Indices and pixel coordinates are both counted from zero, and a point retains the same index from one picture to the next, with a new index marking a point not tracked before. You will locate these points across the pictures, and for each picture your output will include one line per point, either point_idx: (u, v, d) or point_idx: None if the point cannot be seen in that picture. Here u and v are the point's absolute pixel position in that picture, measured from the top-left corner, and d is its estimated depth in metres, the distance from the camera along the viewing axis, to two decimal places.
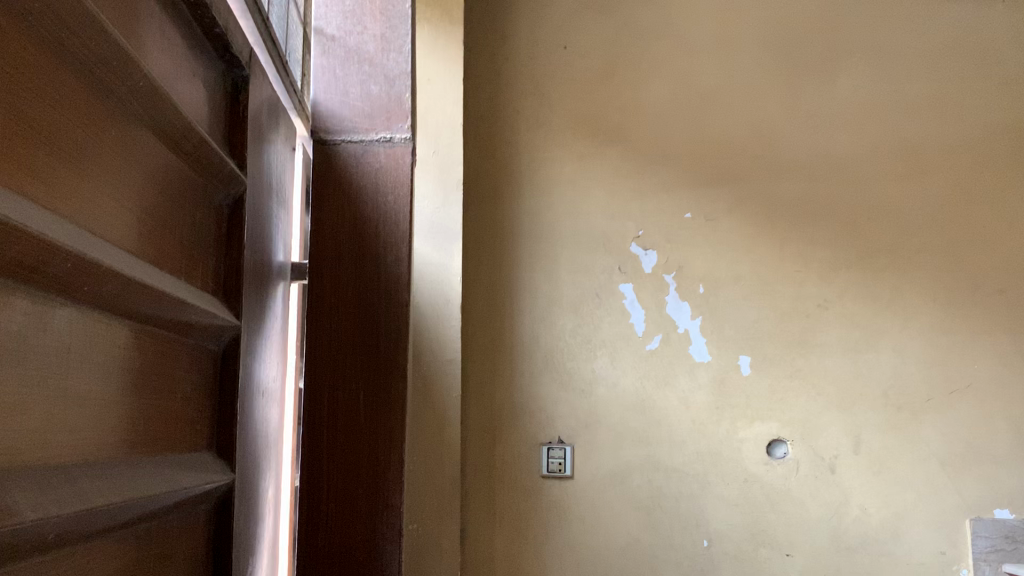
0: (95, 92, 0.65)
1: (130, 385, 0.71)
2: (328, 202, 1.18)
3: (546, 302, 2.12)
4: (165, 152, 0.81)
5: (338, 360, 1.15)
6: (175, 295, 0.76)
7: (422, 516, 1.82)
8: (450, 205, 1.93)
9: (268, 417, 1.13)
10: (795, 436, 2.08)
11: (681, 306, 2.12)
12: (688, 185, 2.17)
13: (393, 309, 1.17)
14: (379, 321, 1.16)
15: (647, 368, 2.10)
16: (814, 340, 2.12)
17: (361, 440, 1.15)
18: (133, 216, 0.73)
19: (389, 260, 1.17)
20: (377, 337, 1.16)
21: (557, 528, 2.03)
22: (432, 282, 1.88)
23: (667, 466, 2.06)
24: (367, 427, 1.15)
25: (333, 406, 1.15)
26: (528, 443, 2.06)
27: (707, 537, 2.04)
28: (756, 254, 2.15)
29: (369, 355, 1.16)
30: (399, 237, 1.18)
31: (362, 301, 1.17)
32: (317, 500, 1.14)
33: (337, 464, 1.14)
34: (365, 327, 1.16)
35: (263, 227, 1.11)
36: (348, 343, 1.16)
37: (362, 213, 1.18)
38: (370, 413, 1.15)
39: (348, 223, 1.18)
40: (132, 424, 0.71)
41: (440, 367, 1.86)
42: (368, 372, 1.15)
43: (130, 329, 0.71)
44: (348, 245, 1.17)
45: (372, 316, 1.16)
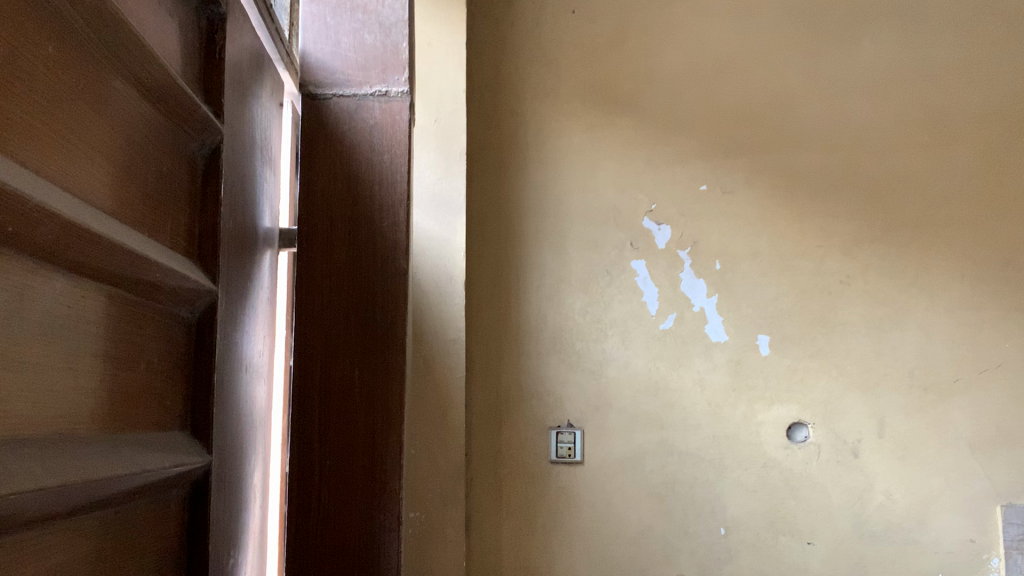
0: (48, 13, 0.56)
1: (87, 352, 0.62)
2: (319, 162, 1.08)
3: (554, 280, 2.02)
4: (136, 95, 0.71)
5: (331, 334, 1.06)
6: (144, 255, 0.67)
7: (426, 504, 1.73)
8: (453, 177, 1.82)
9: (255, 395, 1.03)
10: (817, 420, 1.98)
11: (695, 283, 2.02)
12: (703, 156, 2.07)
13: (390, 278, 1.07)
14: (375, 290, 1.07)
15: (660, 348, 2.00)
16: (835, 318, 2.02)
17: (357, 421, 1.05)
18: (98, 164, 0.64)
19: (385, 224, 1.07)
20: (374, 308, 1.06)
21: (567, 516, 1.94)
22: (434, 259, 1.79)
23: (682, 450, 1.97)
24: (362, 407, 1.05)
25: (326, 383, 1.05)
26: (536, 427, 1.97)
27: (724, 525, 1.95)
28: (774, 228, 2.04)
29: (365, 329, 1.06)
30: (396, 200, 1.08)
31: (356, 269, 1.07)
32: (309, 487, 1.04)
33: (330, 448, 1.05)
34: (360, 297, 1.06)
35: (246, 187, 1.01)
36: (341, 315, 1.06)
37: (356, 174, 1.08)
38: (366, 390, 1.05)
39: (341, 185, 1.08)
40: (82, 398, 0.61)
41: (443, 347, 1.77)
42: (363, 347, 1.06)
43: (87, 289, 0.62)
44: (341, 208, 1.07)
45: (367, 286, 1.07)
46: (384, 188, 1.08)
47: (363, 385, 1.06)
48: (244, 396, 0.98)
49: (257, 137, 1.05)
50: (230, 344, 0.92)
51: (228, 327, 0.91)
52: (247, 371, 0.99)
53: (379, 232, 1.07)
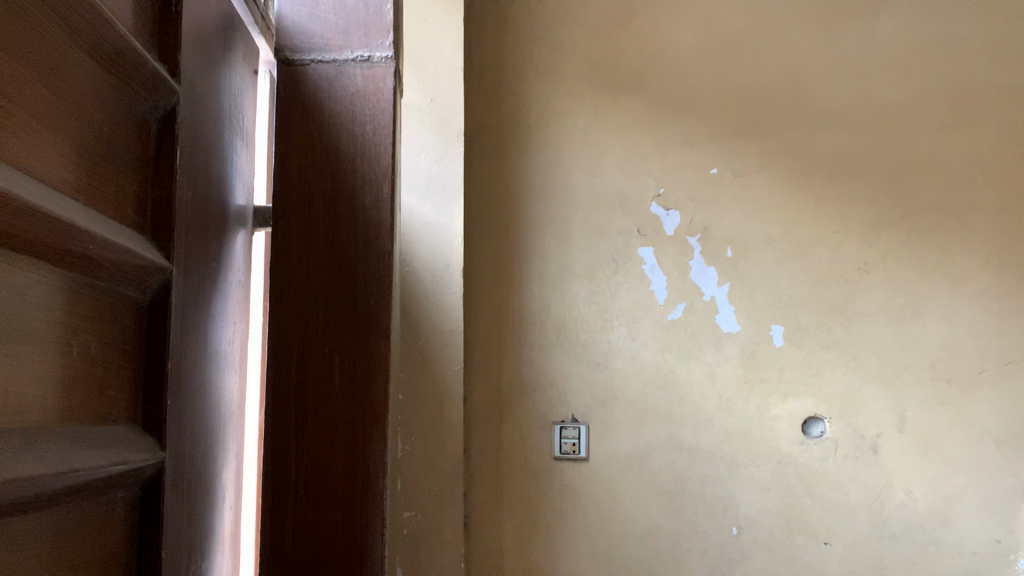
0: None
1: (30, 342, 0.57)
2: (296, 133, 0.99)
3: (557, 268, 1.94)
4: (96, 69, 0.66)
5: (310, 321, 0.97)
6: (95, 238, 0.62)
7: (423, 503, 1.64)
8: (450, 159, 1.74)
9: (226, 389, 0.94)
10: (834, 414, 1.89)
11: (706, 271, 1.93)
12: (714, 138, 1.97)
13: (373, 257, 0.98)
14: (357, 270, 0.98)
15: (669, 339, 1.91)
16: (853, 307, 1.92)
17: (336, 417, 0.96)
18: (51, 142, 0.59)
19: (367, 201, 0.98)
20: (355, 289, 0.98)
21: (570, 515, 1.86)
22: (431, 246, 1.70)
23: (691, 446, 1.87)
24: (342, 401, 0.97)
25: (304, 369, 0.97)
26: (539, 422, 1.88)
27: (736, 525, 1.85)
28: (789, 213, 1.95)
29: (345, 315, 0.97)
30: (380, 176, 0.99)
31: (336, 251, 0.98)
32: (286, 489, 0.96)
33: (309, 439, 0.96)
34: (340, 281, 0.98)
35: (215, 161, 0.92)
36: (320, 301, 0.98)
37: (337, 148, 0.99)
38: (347, 378, 0.97)
39: (321, 159, 0.99)
40: (25, 391, 0.56)
41: (440, 338, 1.68)
42: (344, 333, 0.97)
43: (32, 272, 0.57)
44: (320, 185, 0.99)
45: (347, 268, 0.98)
46: (366, 162, 0.99)
47: (343, 377, 0.97)
48: (213, 389, 0.90)
49: (229, 107, 0.96)
50: (195, 332, 0.83)
51: (192, 312, 0.82)
52: (216, 361, 0.91)
53: (361, 210, 0.98)
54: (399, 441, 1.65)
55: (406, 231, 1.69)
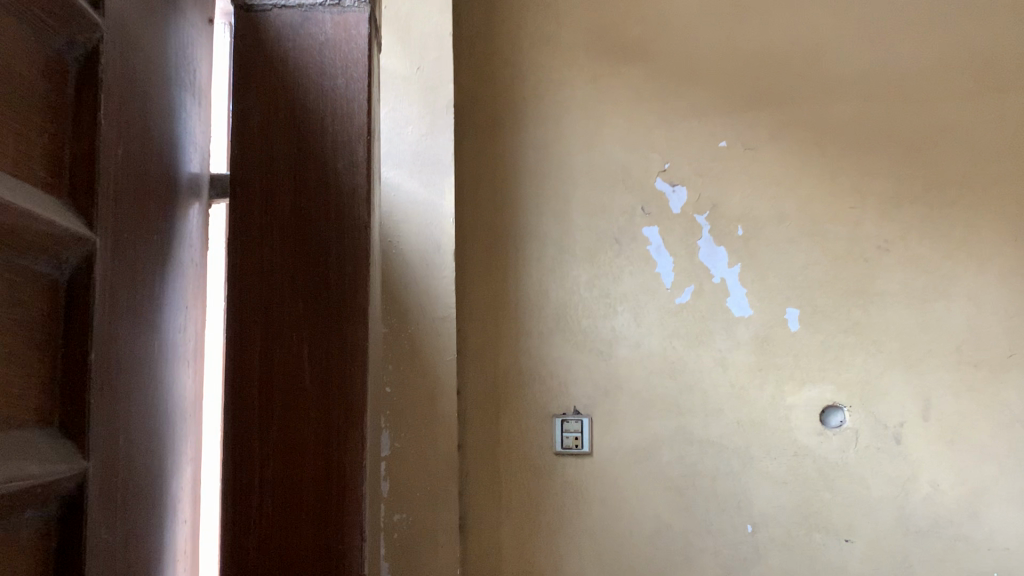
0: None
1: None
2: (255, 88, 0.79)
3: (556, 250, 1.81)
4: None
5: (271, 323, 0.77)
6: None
7: (414, 505, 1.52)
8: (440, 133, 1.60)
9: (175, 392, 0.80)
10: (854, 402, 1.76)
11: (715, 251, 1.80)
12: (722, 109, 1.84)
13: (347, 231, 0.78)
14: (329, 245, 0.77)
15: (677, 325, 1.78)
16: (873, 288, 1.79)
17: (306, 441, 0.76)
18: None
19: (338, 166, 0.78)
20: (328, 265, 0.77)
21: (573, 514, 1.73)
22: (420, 226, 1.57)
23: (702, 438, 1.75)
24: (314, 420, 0.76)
25: (268, 364, 0.76)
26: (538, 415, 1.76)
27: (752, 522, 1.73)
28: (803, 189, 1.82)
29: (315, 314, 0.77)
30: (354, 139, 0.78)
31: (303, 233, 0.77)
32: (245, 541, 0.75)
33: (275, 446, 0.76)
34: (309, 257, 0.77)
35: (163, 119, 0.77)
36: (285, 287, 0.77)
37: (302, 108, 0.79)
38: (319, 374, 0.76)
39: (280, 121, 0.79)
40: None
41: (431, 326, 1.56)
42: (315, 317, 0.77)
43: None
44: (283, 154, 0.78)
45: (317, 241, 0.77)
46: (337, 123, 0.78)
47: (314, 391, 0.76)
48: (162, 392, 0.76)
49: (179, 58, 0.81)
50: (138, 324, 0.69)
51: (135, 300, 0.68)
52: (166, 359, 0.77)
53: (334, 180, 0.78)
54: (388, 438, 1.52)
55: (393, 210, 1.56)
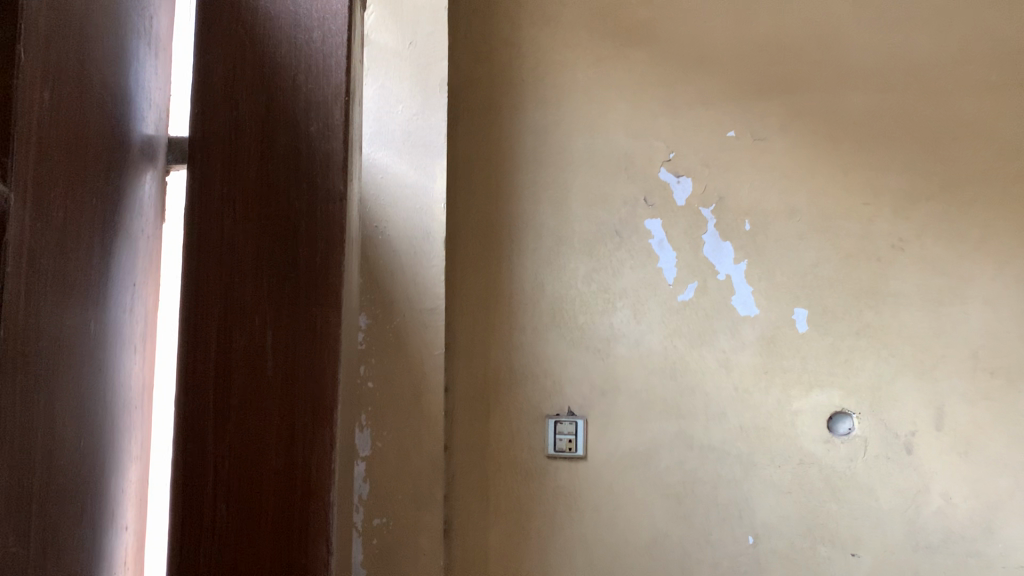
0: None
1: None
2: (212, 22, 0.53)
3: (553, 242, 1.71)
4: None
5: (226, 367, 0.51)
6: None
7: (396, 508, 1.42)
8: (433, 113, 1.50)
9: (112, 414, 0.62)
10: (864, 409, 1.67)
11: (721, 247, 1.71)
12: (731, 96, 1.75)
13: (323, 213, 0.52)
14: (301, 229, 0.52)
15: (679, 323, 1.69)
16: (886, 288, 1.70)
17: (265, 552, 0.50)
18: None
19: (311, 129, 0.52)
20: (298, 257, 0.51)
21: (564, 521, 1.64)
22: (408, 212, 1.47)
23: (703, 444, 1.66)
24: (274, 539, 0.50)
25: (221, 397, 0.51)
26: (530, 415, 1.66)
27: (753, 533, 1.64)
28: (814, 183, 1.73)
29: (282, 323, 0.51)
30: (334, 108, 0.52)
31: (266, 253, 0.52)
32: None
33: (228, 512, 0.50)
34: (277, 247, 0.51)
35: (104, 56, 0.61)
36: (246, 282, 0.52)
37: (264, 65, 0.52)
38: (286, 413, 0.51)
39: (236, 83, 0.52)
40: None
41: (417, 318, 1.46)
42: (282, 326, 0.51)
43: None
44: (237, 135, 0.52)
45: (285, 224, 0.52)
46: (312, 86, 0.52)
47: (276, 496, 0.50)
48: (99, 403, 0.59)
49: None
50: (72, 307, 0.53)
51: (68, 275, 0.52)
52: (106, 361, 0.60)
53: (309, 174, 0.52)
54: (369, 435, 1.43)
55: (379, 193, 1.47)
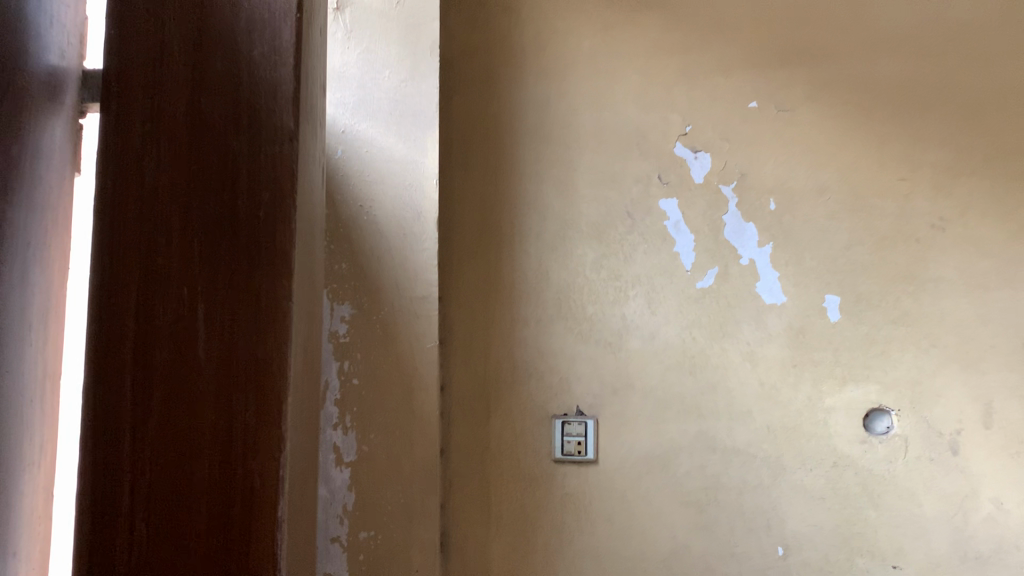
0: None
1: None
2: None
3: (559, 225, 1.56)
4: None
5: (151, 306, 0.50)
6: None
7: (386, 521, 1.26)
8: (423, 78, 1.35)
9: None
10: (904, 406, 1.51)
11: (743, 229, 1.55)
12: (752, 64, 1.59)
13: (265, 141, 0.52)
14: (241, 163, 0.52)
15: (698, 313, 1.53)
16: (925, 273, 1.54)
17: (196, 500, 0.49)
18: None
19: (255, 54, 0.53)
20: (236, 193, 0.52)
21: (574, 532, 1.48)
22: (395, 189, 1.32)
23: (726, 446, 1.50)
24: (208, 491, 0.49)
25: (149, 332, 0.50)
26: (535, 415, 1.51)
27: (783, 544, 1.48)
28: (845, 157, 1.57)
29: (219, 258, 0.51)
30: (279, 30, 0.53)
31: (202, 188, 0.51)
32: None
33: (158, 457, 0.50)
34: (214, 178, 0.51)
35: None
36: (177, 218, 0.51)
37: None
38: (220, 351, 0.50)
39: (171, 20, 0.53)
40: None
41: (407, 307, 1.30)
42: (219, 261, 0.51)
43: None
44: (169, 65, 0.53)
45: (221, 153, 0.52)
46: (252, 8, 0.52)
47: (216, 435, 0.50)
48: None
49: None
50: None
51: None
52: None
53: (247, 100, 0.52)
54: (355, 439, 1.28)
55: (365, 169, 1.32)
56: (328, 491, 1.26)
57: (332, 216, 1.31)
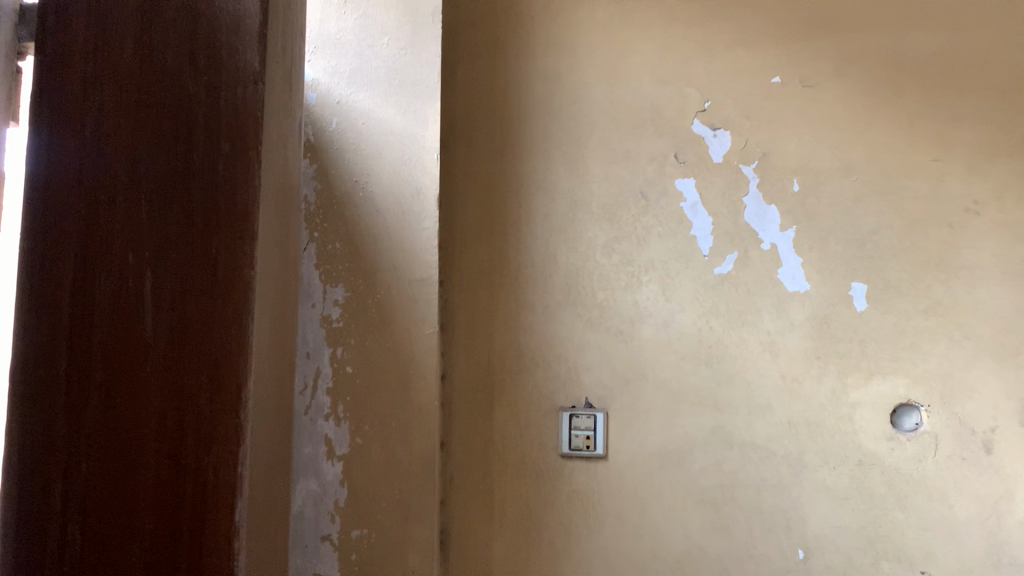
0: None
1: None
2: None
3: (568, 206, 1.47)
4: None
5: (102, 227, 0.65)
6: None
7: (380, 519, 1.18)
8: (425, 46, 1.26)
9: None
10: (934, 401, 1.41)
11: (765, 212, 1.46)
12: (775, 37, 1.50)
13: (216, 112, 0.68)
14: (192, 128, 0.67)
15: (715, 300, 1.44)
16: (958, 259, 1.43)
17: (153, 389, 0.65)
18: None
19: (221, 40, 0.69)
20: (189, 151, 0.67)
21: (581, 531, 1.40)
22: (393, 164, 1.23)
23: (744, 442, 1.41)
24: (161, 383, 0.65)
25: (100, 244, 0.65)
26: (541, 407, 1.42)
27: (804, 546, 1.39)
28: (874, 136, 1.47)
29: (177, 201, 0.67)
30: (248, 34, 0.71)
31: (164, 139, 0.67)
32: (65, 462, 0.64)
33: (105, 344, 0.64)
34: (162, 133, 0.67)
35: None
36: (130, 160, 0.66)
37: None
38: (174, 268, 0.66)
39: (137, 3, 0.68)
40: None
41: (405, 290, 1.21)
42: (172, 202, 0.67)
43: None
44: (119, 39, 0.67)
45: (173, 115, 0.67)
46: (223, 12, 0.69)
47: (168, 342, 0.65)
48: None
49: None
50: None
51: None
52: None
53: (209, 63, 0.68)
54: (348, 431, 1.19)
55: (360, 143, 1.23)
56: (319, 486, 1.19)
57: (326, 192, 1.23)
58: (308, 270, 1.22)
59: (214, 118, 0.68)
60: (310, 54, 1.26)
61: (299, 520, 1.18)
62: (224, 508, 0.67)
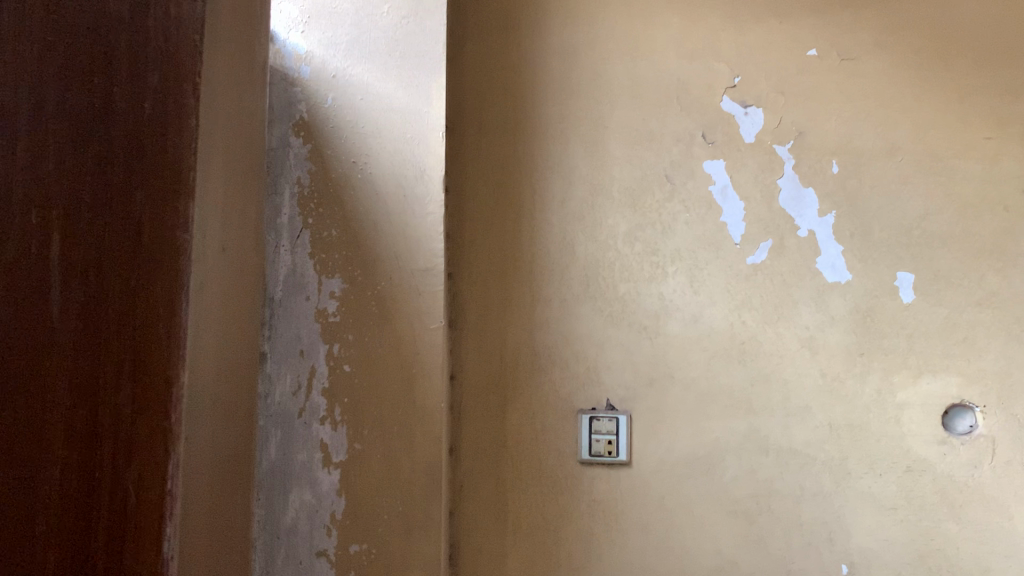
0: None
1: None
2: None
3: (587, 191, 1.35)
4: None
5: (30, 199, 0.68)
6: None
7: (382, 534, 1.07)
8: (428, 15, 1.16)
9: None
10: (991, 402, 1.28)
11: (802, 195, 1.34)
12: (811, 8, 1.38)
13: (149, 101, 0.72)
14: (126, 114, 0.71)
15: (748, 292, 1.32)
16: (1015, 247, 1.31)
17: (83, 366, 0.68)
18: None
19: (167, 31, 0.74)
20: (114, 133, 0.71)
21: (603, 545, 1.28)
22: (395, 144, 1.12)
23: (781, 447, 1.29)
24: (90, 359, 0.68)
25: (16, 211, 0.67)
26: (559, 410, 1.31)
27: (848, 562, 1.26)
28: (921, 113, 1.35)
29: (102, 182, 0.70)
30: (191, 33, 0.75)
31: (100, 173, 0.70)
32: None
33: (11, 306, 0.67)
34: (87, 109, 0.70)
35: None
36: (55, 131, 0.69)
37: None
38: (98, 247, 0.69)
39: None
40: None
41: (408, 281, 1.11)
42: (89, 182, 0.70)
43: None
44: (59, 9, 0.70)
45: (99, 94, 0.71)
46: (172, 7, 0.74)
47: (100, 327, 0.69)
48: None
49: None
50: None
51: None
52: None
53: (150, 14, 0.73)
54: (346, 436, 1.08)
55: (359, 120, 1.13)
56: (314, 497, 1.08)
57: (321, 174, 1.12)
58: (301, 261, 1.11)
59: (140, 133, 0.72)
60: (303, 25, 1.15)
61: (292, 536, 1.07)
62: (150, 538, 0.69)
